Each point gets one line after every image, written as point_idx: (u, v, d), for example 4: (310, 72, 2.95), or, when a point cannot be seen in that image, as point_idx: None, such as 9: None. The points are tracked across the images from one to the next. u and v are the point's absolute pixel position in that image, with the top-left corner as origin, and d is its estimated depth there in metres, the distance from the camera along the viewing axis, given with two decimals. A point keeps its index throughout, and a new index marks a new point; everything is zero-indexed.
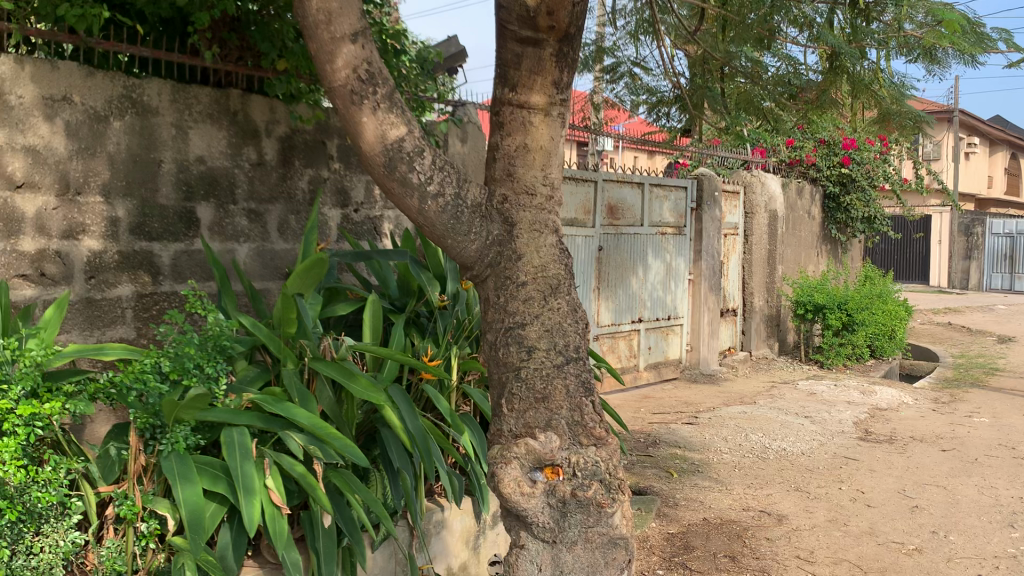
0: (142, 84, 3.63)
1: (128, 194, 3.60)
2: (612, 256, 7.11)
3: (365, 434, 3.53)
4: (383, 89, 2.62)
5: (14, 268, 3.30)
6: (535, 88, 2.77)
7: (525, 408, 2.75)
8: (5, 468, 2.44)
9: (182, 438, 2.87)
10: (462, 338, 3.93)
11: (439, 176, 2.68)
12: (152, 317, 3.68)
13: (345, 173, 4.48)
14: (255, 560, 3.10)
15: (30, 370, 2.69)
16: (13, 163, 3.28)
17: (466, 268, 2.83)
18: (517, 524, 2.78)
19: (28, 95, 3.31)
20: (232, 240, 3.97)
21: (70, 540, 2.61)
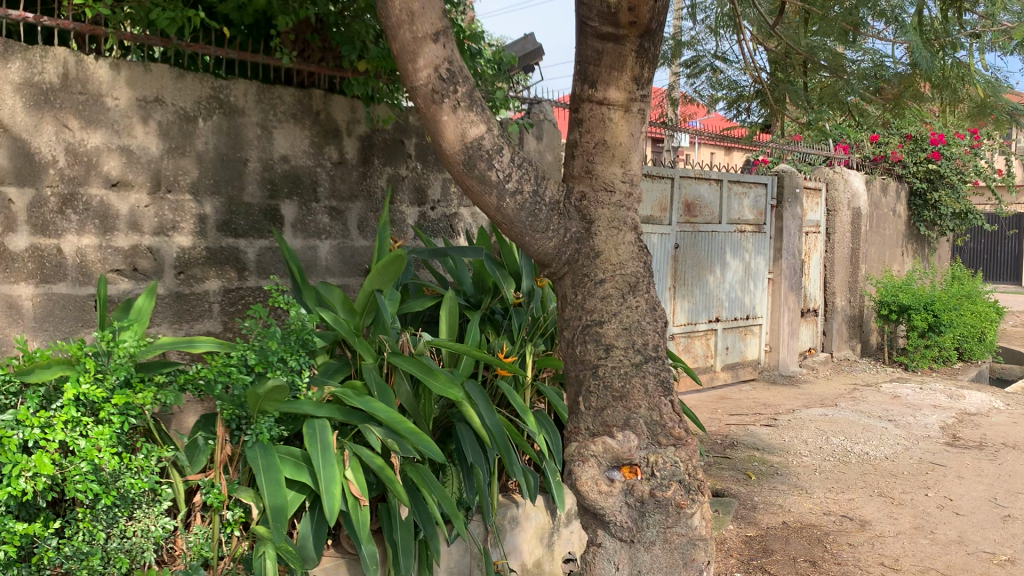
0: (229, 85, 3.73)
1: (216, 192, 3.71)
2: (688, 253, 7.01)
3: (440, 430, 3.57)
4: (463, 88, 2.64)
5: (110, 263, 3.44)
6: (615, 85, 2.76)
7: (603, 407, 2.75)
8: (101, 454, 2.55)
9: (266, 430, 2.95)
10: (537, 336, 3.92)
11: (518, 173, 2.69)
12: (237, 311, 3.80)
13: (423, 171, 4.52)
14: (335, 550, 3.18)
15: (123, 361, 2.79)
16: (109, 163, 3.42)
17: (543, 266, 2.84)
18: (593, 522, 2.79)
19: (123, 97, 3.45)
20: (314, 237, 4.07)
21: (161, 525, 2.72)
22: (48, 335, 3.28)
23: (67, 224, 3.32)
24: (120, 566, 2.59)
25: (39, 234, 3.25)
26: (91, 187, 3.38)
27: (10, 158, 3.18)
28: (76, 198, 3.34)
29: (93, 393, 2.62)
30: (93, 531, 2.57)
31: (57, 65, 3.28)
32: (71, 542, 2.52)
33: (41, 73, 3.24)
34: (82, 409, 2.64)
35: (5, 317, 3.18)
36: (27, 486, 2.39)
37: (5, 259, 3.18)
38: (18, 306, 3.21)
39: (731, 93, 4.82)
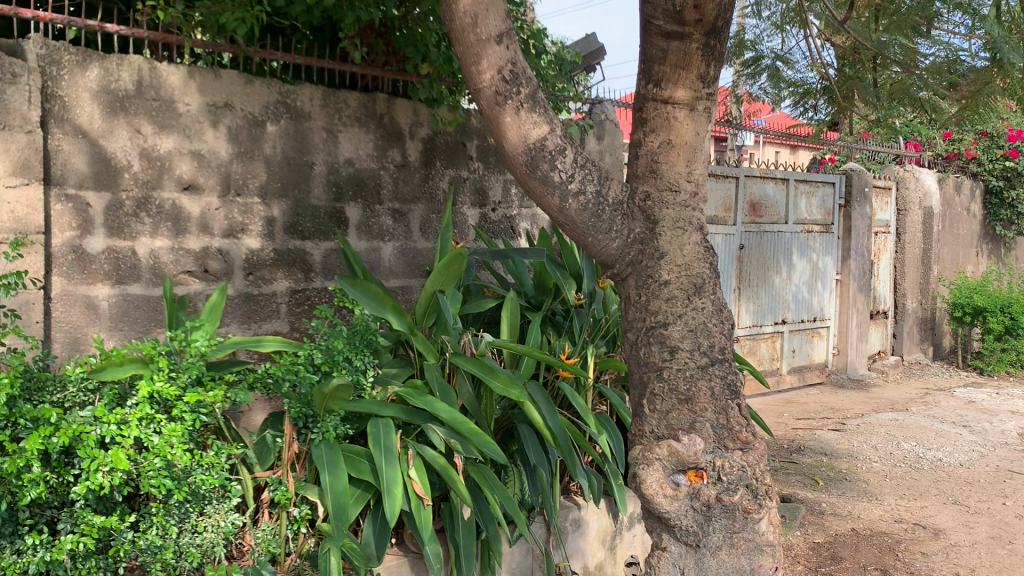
0: (295, 90, 3.80)
1: (283, 194, 3.79)
2: (753, 254, 6.90)
3: (502, 430, 3.58)
4: (526, 89, 2.64)
5: (181, 264, 3.53)
6: (680, 83, 2.73)
7: (668, 410, 2.73)
8: (174, 450, 2.61)
9: (332, 428, 3.00)
10: (599, 337, 3.90)
11: (581, 174, 2.68)
12: (304, 312, 3.87)
13: (485, 173, 4.54)
14: (398, 549, 3.21)
15: (195, 360, 2.85)
16: (181, 166, 3.51)
17: (606, 267, 2.82)
18: (658, 525, 2.76)
19: (194, 103, 3.53)
20: (377, 239, 4.11)
21: (230, 521, 2.79)
22: (123, 334, 3.38)
23: (141, 227, 3.42)
24: (192, 560, 2.66)
25: (115, 237, 3.35)
26: (164, 190, 3.47)
27: (88, 163, 3.29)
28: (150, 201, 3.44)
29: (166, 391, 2.69)
30: (166, 525, 2.65)
31: (132, 72, 3.38)
32: (145, 536, 2.60)
33: (117, 81, 3.34)
34: (156, 406, 2.71)
35: (83, 317, 3.29)
36: (105, 480, 2.46)
37: (83, 260, 3.29)
38: (95, 306, 3.32)
39: (797, 91, 4.73)
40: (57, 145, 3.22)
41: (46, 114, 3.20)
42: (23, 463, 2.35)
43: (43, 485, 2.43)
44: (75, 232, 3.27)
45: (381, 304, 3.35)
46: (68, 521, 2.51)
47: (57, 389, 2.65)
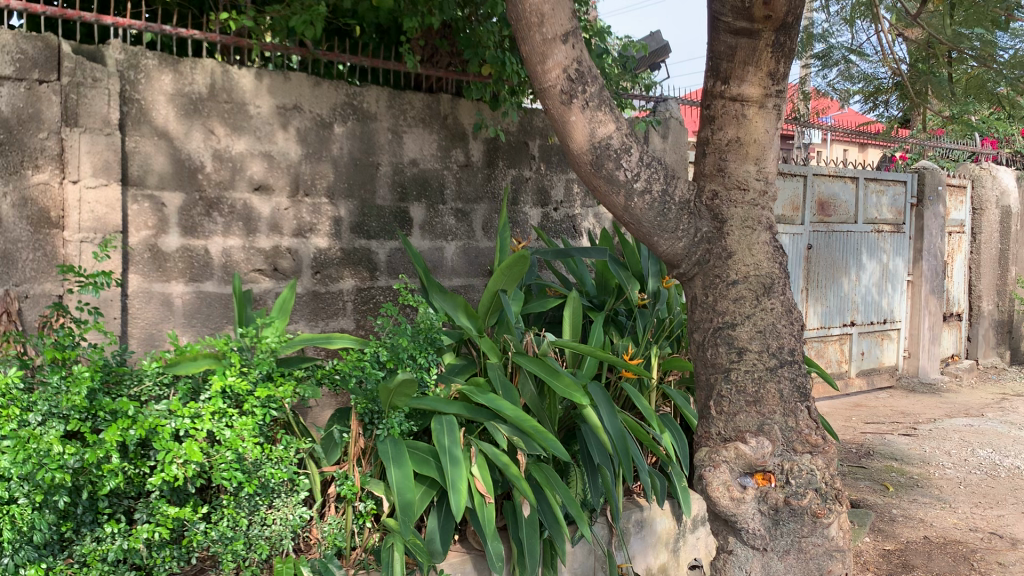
0: (362, 92, 3.86)
1: (349, 195, 3.85)
2: (821, 254, 6.76)
3: (565, 430, 3.57)
4: (592, 88, 2.64)
5: (253, 263, 3.61)
6: (750, 81, 2.70)
7: (735, 412, 2.70)
8: (245, 444, 2.66)
9: (397, 425, 3.05)
10: (662, 338, 3.88)
11: (647, 172, 2.66)
12: (369, 310, 3.93)
13: (547, 173, 4.54)
14: (462, 545, 3.23)
15: (265, 356, 2.91)
16: (253, 167, 3.59)
17: (672, 266, 2.80)
18: (724, 528, 2.74)
19: (265, 105, 3.61)
20: (441, 238, 4.15)
21: (298, 514, 2.86)
22: (196, 330, 3.48)
23: (213, 226, 3.51)
24: (261, 552, 2.73)
25: (188, 236, 3.45)
26: (236, 190, 3.56)
27: (163, 164, 3.38)
28: (222, 201, 3.53)
29: (238, 385, 2.75)
30: (237, 517, 2.71)
31: (205, 76, 3.47)
32: (217, 527, 2.66)
33: (191, 84, 3.43)
34: (228, 400, 2.77)
35: (159, 314, 3.40)
36: (179, 472, 2.52)
37: (158, 259, 3.39)
38: (170, 304, 3.42)
39: (867, 87, 4.61)
40: (134, 147, 3.32)
41: (124, 117, 3.30)
42: (103, 454, 2.43)
43: (121, 475, 2.50)
44: (151, 231, 3.37)
45: (458, 311, 3.41)
46: (145, 511, 2.58)
47: (134, 382, 2.74)
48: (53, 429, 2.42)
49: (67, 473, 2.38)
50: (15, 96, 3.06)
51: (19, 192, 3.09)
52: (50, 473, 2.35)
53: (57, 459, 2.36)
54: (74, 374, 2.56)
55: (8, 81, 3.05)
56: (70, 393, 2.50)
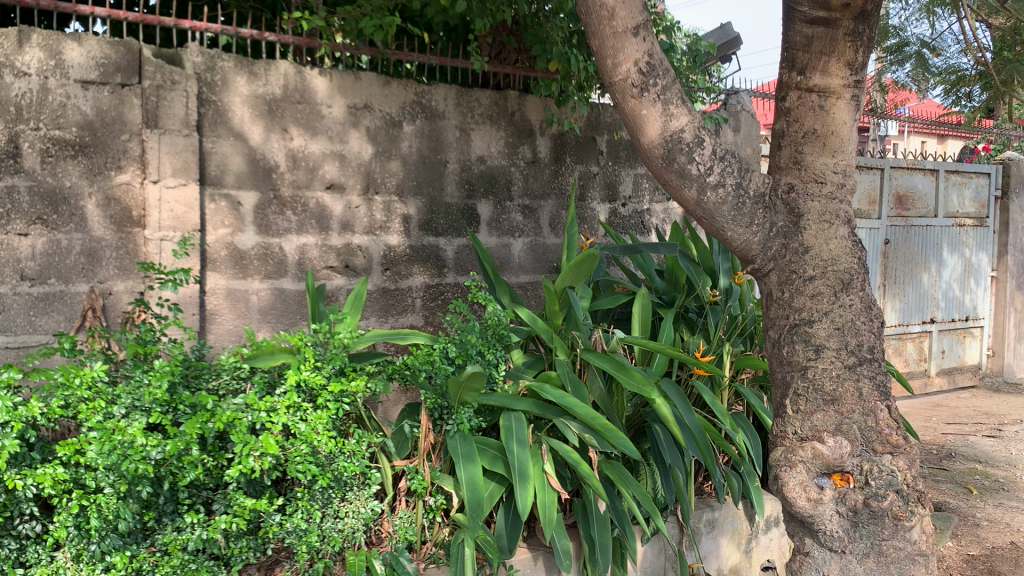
0: (430, 90, 3.89)
1: (418, 192, 3.88)
2: (899, 249, 6.56)
3: (634, 428, 3.53)
4: (664, 81, 2.61)
5: (325, 260, 3.68)
6: (827, 71, 2.63)
7: (813, 411, 2.64)
8: (320, 437, 2.71)
9: (466, 420, 3.05)
10: (734, 335, 3.81)
11: (720, 166, 2.62)
12: (438, 306, 3.97)
13: (615, 168, 4.50)
14: (531, 542, 3.24)
15: (338, 351, 2.96)
16: (326, 167, 3.65)
17: (746, 262, 2.75)
18: (800, 529, 2.68)
19: (337, 106, 3.67)
20: (508, 235, 4.15)
21: (370, 507, 2.91)
22: (272, 326, 3.56)
23: (287, 224, 3.58)
24: (334, 544, 2.78)
25: (264, 234, 3.52)
26: (311, 190, 3.63)
27: (240, 164, 3.46)
28: (296, 200, 3.60)
29: (313, 379, 2.80)
30: (311, 510, 2.76)
31: (280, 77, 3.53)
32: (293, 519, 2.71)
33: (266, 85, 3.50)
34: (303, 394, 2.82)
35: (236, 310, 3.48)
36: (256, 465, 2.57)
37: (236, 257, 3.47)
38: (246, 300, 3.50)
39: (948, 78, 4.45)
40: (211, 147, 3.40)
41: (202, 118, 3.38)
42: (184, 445, 2.49)
43: (200, 466, 2.56)
44: (227, 229, 3.45)
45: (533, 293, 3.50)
46: (223, 502, 2.65)
47: (213, 376, 2.81)
48: (136, 421, 2.50)
49: (151, 464, 2.45)
50: (100, 99, 3.18)
51: (103, 192, 3.20)
52: (133, 463, 2.42)
53: (140, 449, 2.44)
54: (155, 368, 2.65)
55: (93, 84, 3.16)
56: (152, 386, 2.58)
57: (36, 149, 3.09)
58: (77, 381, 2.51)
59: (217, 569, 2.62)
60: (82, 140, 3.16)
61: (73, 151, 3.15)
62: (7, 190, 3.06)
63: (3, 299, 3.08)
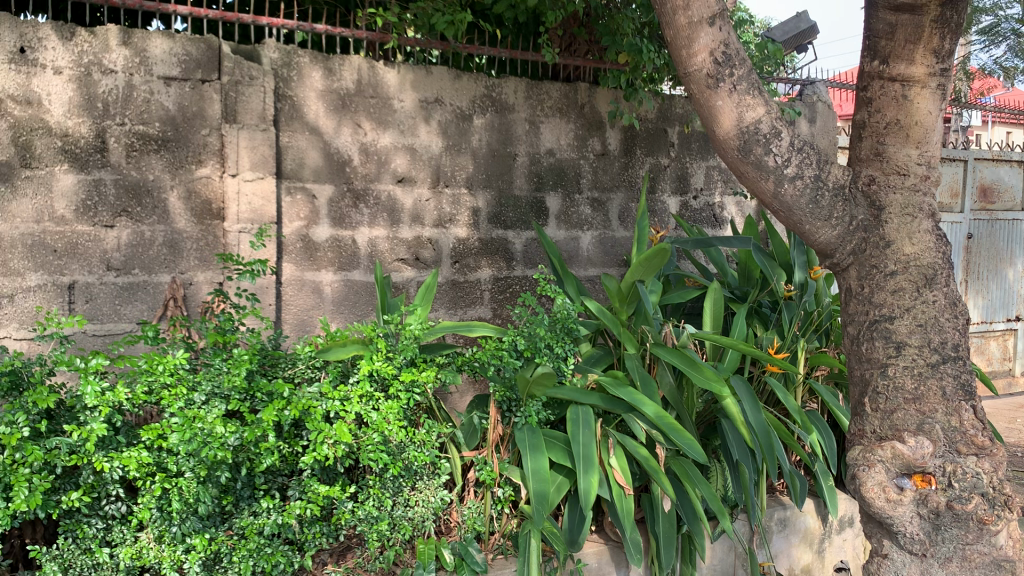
0: (500, 83, 3.90)
1: (487, 185, 3.90)
2: (984, 244, 6.33)
3: (705, 424, 3.48)
4: (740, 71, 2.57)
5: (396, 253, 3.72)
6: (910, 59, 2.55)
7: (893, 409, 2.57)
8: (391, 427, 2.75)
9: (534, 413, 3.06)
10: (810, 331, 3.73)
11: (797, 158, 2.58)
12: (506, 299, 3.98)
13: (687, 160, 4.43)
14: (598, 536, 3.23)
15: (409, 342, 2.99)
16: (397, 160, 3.70)
17: (825, 256, 2.70)
18: (878, 531, 2.61)
19: (409, 100, 3.70)
20: (577, 228, 4.14)
21: (439, 497, 2.94)
22: (344, 317, 3.63)
23: (360, 217, 3.63)
24: (405, 532, 2.82)
25: (337, 226, 3.59)
26: (381, 183, 3.67)
27: (316, 159, 3.53)
28: (368, 194, 3.65)
29: (385, 369, 2.84)
30: (382, 497, 2.81)
31: (353, 72, 3.58)
32: (364, 506, 2.76)
33: (340, 80, 3.56)
34: (375, 384, 2.86)
35: (310, 301, 3.55)
36: (330, 452, 2.63)
37: (310, 249, 3.54)
38: (320, 292, 3.57)
39: None
40: (288, 142, 3.47)
41: (278, 113, 3.45)
42: (260, 432, 2.56)
43: (277, 453, 2.63)
44: (302, 222, 3.52)
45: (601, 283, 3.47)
46: (297, 488, 2.71)
47: (289, 365, 2.88)
48: (216, 408, 2.57)
49: (229, 450, 2.52)
50: (182, 95, 3.27)
51: (185, 186, 3.30)
52: (213, 450, 2.49)
53: (219, 436, 2.51)
54: (234, 356, 2.72)
55: (175, 80, 3.25)
56: (231, 374, 2.65)
57: (121, 143, 3.20)
58: (159, 368, 2.58)
59: (292, 554, 2.68)
60: (164, 135, 3.25)
61: (156, 146, 3.25)
62: (94, 183, 3.17)
63: (91, 288, 3.19)
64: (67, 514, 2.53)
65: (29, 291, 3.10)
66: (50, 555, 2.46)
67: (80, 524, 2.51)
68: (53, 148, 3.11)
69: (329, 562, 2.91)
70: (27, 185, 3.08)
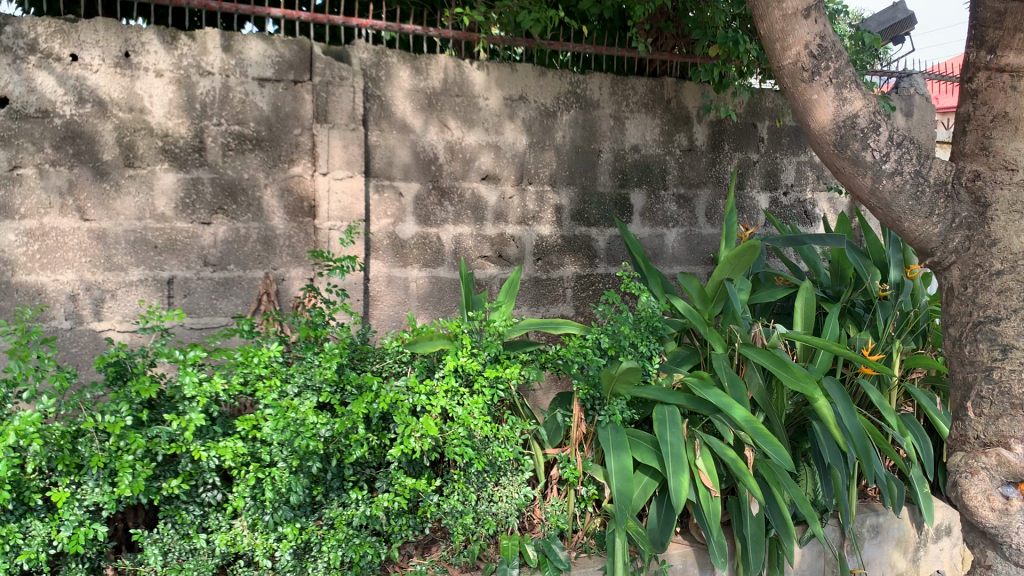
0: (585, 79, 3.88)
1: (571, 182, 3.90)
2: None
3: (795, 427, 3.38)
4: (836, 64, 2.49)
5: (480, 250, 3.76)
6: (1020, 48, 2.43)
7: (998, 415, 2.47)
8: (476, 421, 2.77)
9: (619, 412, 3.04)
10: (906, 333, 3.60)
11: (896, 153, 2.49)
12: (589, 296, 3.98)
13: (776, 155, 4.34)
14: (683, 537, 3.20)
15: (493, 338, 3.02)
16: (482, 158, 3.73)
17: (924, 254, 2.61)
18: (981, 540, 2.54)
19: (494, 98, 3.72)
20: (662, 225, 4.10)
21: (523, 494, 2.95)
22: (430, 313, 3.68)
23: (445, 215, 3.68)
24: (489, 527, 2.85)
25: (423, 224, 3.64)
26: (466, 181, 3.71)
27: (404, 157, 3.59)
28: (453, 191, 3.69)
29: (470, 365, 2.86)
30: (466, 492, 2.84)
31: (440, 71, 3.61)
32: (449, 500, 2.80)
33: (426, 80, 3.60)
34: (460, 379, 2.89)
35: (397, 298, 3.62)
36: (417, 446, 2.66)
37: (397, 246, 3.60)
38: (407, 288, 3.63)
39: None
40: (376, 141, 3.54)
41: (367, 113, 3.51)
42: (350, 424, 2.61)
43: (366, 445, 2.68)
44: (390, 219, 3.58)
45: (686, 281, 3.42)
46: (385, 480, 2.76)
47: (377, 359, 2.93)
48: (308, 400, 2.64)
49: (320, 441, 2.58)
50: (276, 96, 3.35)
51: (278, 184, 3.39)
52: (305, 440, 2.56)
53: (311, 427, 2.57)
54: (325, 350, 2.78)
55: (269, 82, 3.34)
56: (322, 366, 2.72)
57: (218, 143, 3.30)
58: (255, 360, 2.68)
59: (379, 545, 2.72)
60: (258, 135, 3.35)
61: (251, 145, 3.35)
62: (192, 182, 3.28)
63: (189, 283, 3.31)
64: (167, 501, 2.63)
65: (131, 285, 3.23)
66: (151, 539, 2.56)
67: (179, 510, 2.61)
68: (154, 148, 3.22)
69: (414, 554, 2.95)
70: (130, 183, 3.20)
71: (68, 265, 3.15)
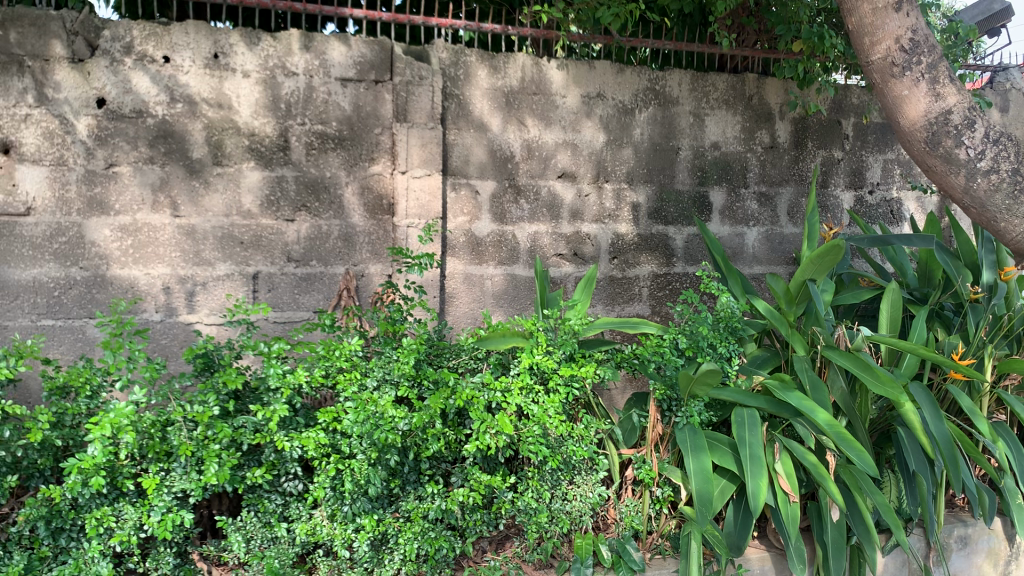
0: (664, 76, 3.83)
1: (648, 180, 3.87)
2: None
3: (879, 432, 3.28)
4: (927, 59, 2.55)
5: (556, 247, 3.77)
6: None
7: None
8: (551, 420, 2.77)
9: (697, 413, 2.99)
10: (999, 337, 3.45)
11: (991, 150, 2.53)
12: (666, 295, 3.95)
13: (862, 153, 4.22)
14: (761, 542, 3.14)
15: (568, 337, 3.01)
16: (559, 156, 3.73)
17: (1020, 255, 2.51)
18: None
19: (572, 96, 3.72)
20: (742, 224, 4.04)
21: (597, 493, 2.93)
22: (505, 310, 3.71)
23: (521, 213, 3.69)
24: (563, 526, 2.85)
25: (499, 222, 3.66)
26: (544, 179, 3.72)
27: (481, 155, 3.61)
28: (530, 189, 3.70)
29: (545, 363, 2.86)
30: (540, 490, 2.85)
31: (518, 70, 3.62)
32: (524, 497, 2.82)
33: (505, 78, 3.61)
34: (535, 376, 2.89)
35: (473, 294, 3.65)
36: (492, 442, 2.67)
37: (474, 244, 3.64)
38: (483, 285, 3.67)
39: None
40: (454, 139, 3.57)
41: (446, 112, 3.55)
42: (428, 418, 2.64)
43: (442, 439, 2.70)
44: (466, 217, 3.61)
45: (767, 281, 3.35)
46: (461, 475, 2.79)
47: (453, 355, 2.97)
48: (387, 394, 2.69)
49: (398, 434, 2.61)
50: (358, 95, 3.42)
51: (359, 182, 3.46)
52: (384, 432, 2.60)
53: (390, 420, 2.61)
54: (403, 346, 2.82)
55: (351, 82, 3.41)
56: (401, 361, 2.76)
57: (302, 142, 3.38)
58: (336, 354, 2.74)
59: (454, 539, 2.76)
60: (341, 134, 3.42)
61: (334, 144, 3.42)
62: (277, 180, 3.37)
63: (273, 278, 3.40)
64: (251, 490, 2.70)
65: (219, 279, 3.34)
66: (235, 526, 2.63)
67: (261, 499, 2.68)
68: (241, 147, 3.32)
69: (488, 550, 2.95)
70: (218, 181, 3.30)
71: (160, 260, 3.27)
